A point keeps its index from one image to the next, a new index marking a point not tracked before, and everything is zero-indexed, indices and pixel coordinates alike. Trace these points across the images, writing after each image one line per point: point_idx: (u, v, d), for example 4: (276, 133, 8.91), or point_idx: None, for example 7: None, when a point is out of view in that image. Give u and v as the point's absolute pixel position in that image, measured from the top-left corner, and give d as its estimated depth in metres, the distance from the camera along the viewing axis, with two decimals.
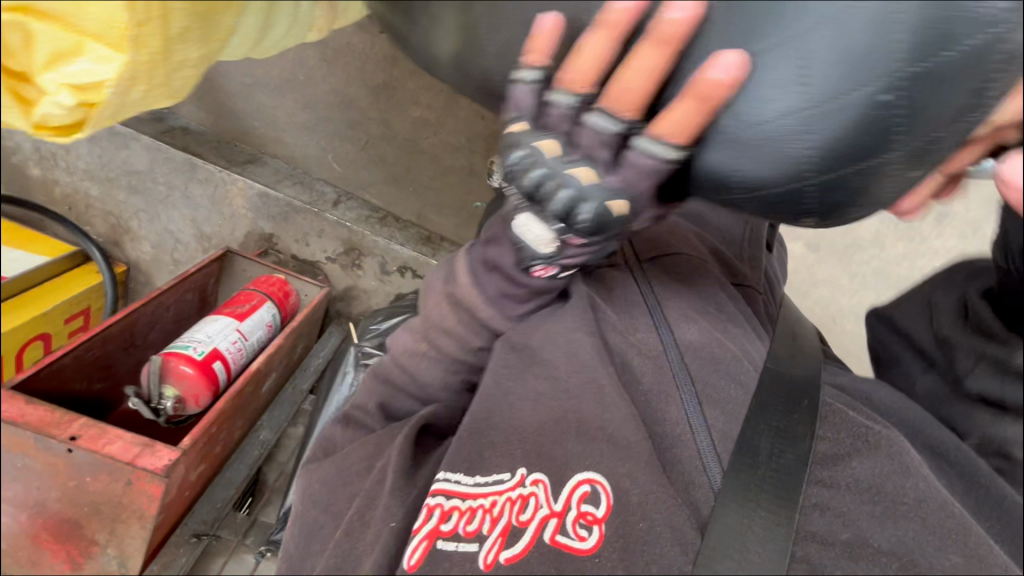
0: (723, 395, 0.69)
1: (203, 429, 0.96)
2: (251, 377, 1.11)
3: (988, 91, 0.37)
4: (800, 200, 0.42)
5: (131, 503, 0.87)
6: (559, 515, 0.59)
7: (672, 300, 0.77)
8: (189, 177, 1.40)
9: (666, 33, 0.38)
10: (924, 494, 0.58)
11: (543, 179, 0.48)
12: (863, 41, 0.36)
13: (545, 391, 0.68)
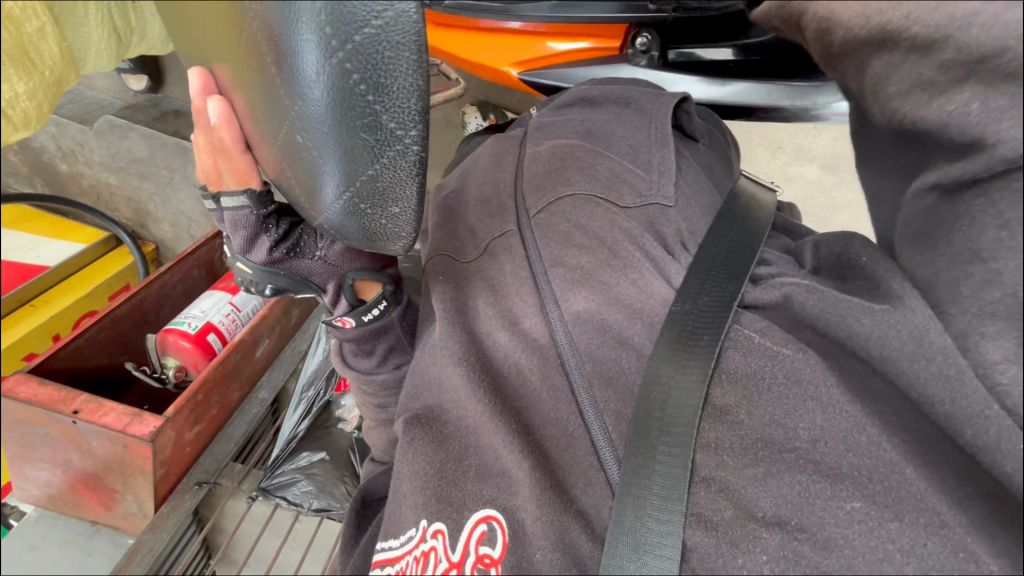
0: (607, 366, 0.42)
1: (189, 399, 1.08)
2: (238, 347, 1.21)
3: (386, 121, 0.30)
4: (341, 235, 0.40)
5: (131, 461, 1.01)
6: (459, 566, 0.39)
7: (562, 256, 0.49)
8: (184, 159, 1.48)
9: (196, 113, 0.43)
10: (822, 430, 0.33)
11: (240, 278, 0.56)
12: (270, 84, 0.33)
13: (428, 401, 0.48)
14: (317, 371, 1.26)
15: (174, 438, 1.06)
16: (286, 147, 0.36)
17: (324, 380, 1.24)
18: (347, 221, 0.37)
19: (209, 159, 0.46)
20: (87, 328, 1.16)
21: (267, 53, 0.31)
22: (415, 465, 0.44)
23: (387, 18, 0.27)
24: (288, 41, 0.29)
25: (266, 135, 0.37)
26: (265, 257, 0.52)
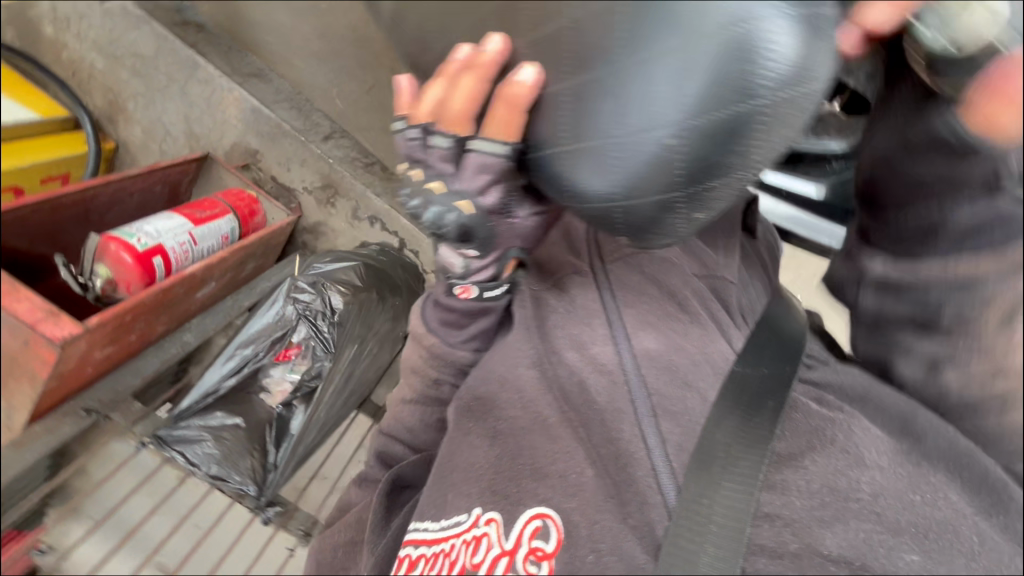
0: (673, 401, 0.47)
1: (115, 314, 0.97)
2: (185, 281, 1.13)
3: (746, 152, 0.37)
4: (608, 224, 0.41)
5: (22, 363, 0.88)
6: (511, 553, 0.44)
7: (634, 299, 0.54)
8: (190, 75, 1.43)
9: (478, 61, 0.40)
10: (882, 487, 0.43)
11: (413, 204, 0.47)
12: (650, 82, 0.35)
13: (487, 396, 0.52)
14: (261, 332, 1.12)
15: (84, 352, 0.93)
16: (616, 135, 0.36)
17: (268, 343, 1.11)
18: (645, 213, 0.39)
19: (472, 103, 0.42)
20: (23, 203, 1.02)
21: (688, 66, 0.34)
22: (470, 458, 0.49)
23: (795, 93, 0.36)
24: (708, 67, 0.34)
25: (583, 114, 0.37)
26: (498, 201, 0.46)
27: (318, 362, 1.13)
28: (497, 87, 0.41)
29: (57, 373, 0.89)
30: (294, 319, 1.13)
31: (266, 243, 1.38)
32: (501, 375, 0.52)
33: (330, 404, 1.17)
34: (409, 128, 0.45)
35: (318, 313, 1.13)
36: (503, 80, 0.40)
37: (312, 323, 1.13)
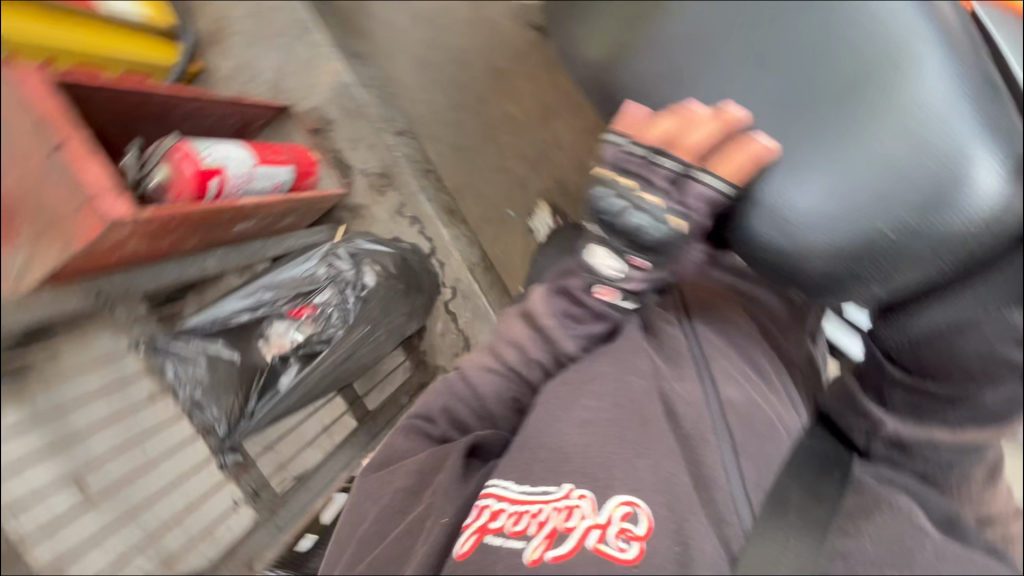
0: (755, 447, 0.60)
1: (165, 215, 0.97)
2: (232, 209, 1.14)
3: (944, 247, 0.56)
4: (814, 270, 0.61)
5: (65, 226, 0.86)
6: (602, 526, 0.53)
7: (721, 363, 0.68)
8: (300, 36, 1.55)
9: (727, 116, 0.63)
10: (942, 552, 0.49)
11: (620, 203, 0.67)
12: (876, 184, 0.58)
13: (598, 402, 0.62)
14: (286, 282, 1.14)
15: (123, 238, 0.92)
16: (844, 208, 0.59)
17: (291, 294, 1.12)
18: (848, 266, 0.59)
19: (709, 141, 0.63)
20: (123, 87, 1.03)
21: (902, 180, 0.57)
22: (565, 433, 0.61)
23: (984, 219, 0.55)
24: (918, 184, 0.57)
25: (825, 191, 0.60)
26: (704, 220, 0.66)
27: (330, 328, 1.10)
28: (732, 139, 0.63)
29: (91, 248, 0.87)
30: (323, 281, 1.15)
31: (311, 206, 1.41)
32: (613, 386, 0.64)
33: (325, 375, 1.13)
34: (636, 145, 0.67)
35: (346, 284, 1.14)
36: (740, 137, 0.63)
37: (338, 290, 1.13)
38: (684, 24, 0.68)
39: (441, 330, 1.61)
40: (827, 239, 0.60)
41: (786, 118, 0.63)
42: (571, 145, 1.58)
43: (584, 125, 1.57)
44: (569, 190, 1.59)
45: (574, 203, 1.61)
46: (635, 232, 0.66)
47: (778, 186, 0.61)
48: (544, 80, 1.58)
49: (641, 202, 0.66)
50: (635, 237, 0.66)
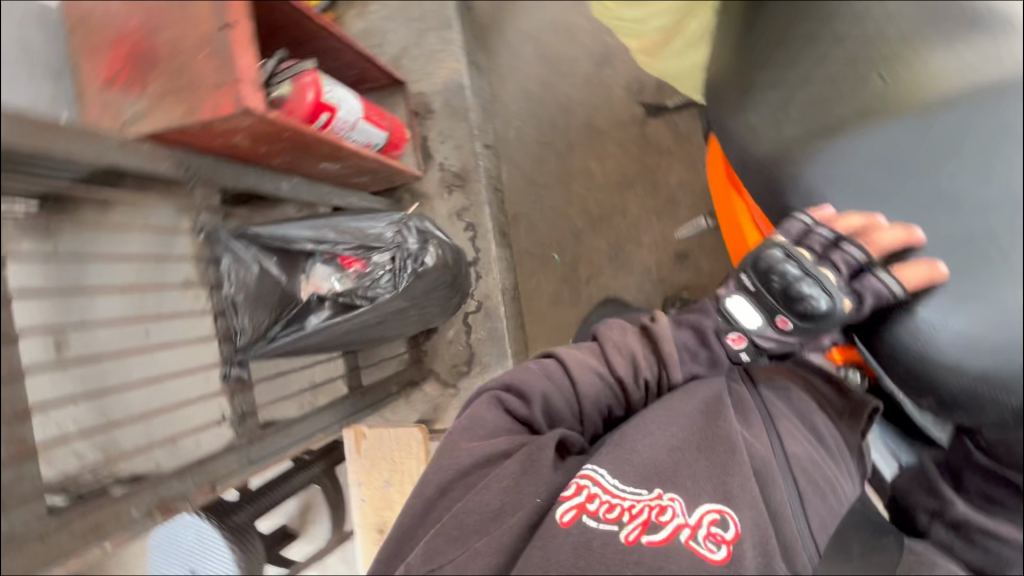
0: (818, 501, 0.65)
1: (283, 126, 0.97)
2: (333, 149, 1.15)
3: None
4: (954, 384, 0.75)
5: (198, 95, 0.86)
6: (692, 526, 0.59)
7: (783, 421, 0.73)
8: (436, 28, 1.64)
9: (911, 235, 0.79)
10: None
11: (794, 270, 0.77)
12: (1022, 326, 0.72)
13: (680, 427, 0.68)
14: (350, 231, 1.14)
15: (239, 128, 0.92)
16: (993, 337, 0.73)
17: (351, 243, 1.12)
18: (988, 386, 0.72)
19: (890, 248, 0.79)
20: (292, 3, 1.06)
21: None
22: (650, 443, 0.66)
23: None
24: None
25: (976, 320, 0.74)
26: (868, 305, 0.80)
27: (377, 290, 1.10)
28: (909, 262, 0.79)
29: (210, 123, 0.87)
30: (387, 244, 1.14)
31: (388, 176, 1.44)
32: (696, 414, 0.70)
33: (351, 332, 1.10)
34: (825, 232, 0.81)
35: (408, 258, 1.13)
36: (914, 258, 0.79)
37: (396, 259, 1.13)
38: (851, 157, 0.84)
39: (451, 337, 1.64)
40: (970, 359, 0.74)
41: (957, 258, 0.77)
42: (634, 219, 1.68)
43: (654, 206, 1.66)
44: (615, 257, 1.69)
45: (615, 269, 1.69)
46: (799, 298, 0.76)
47: (931, 312, 0.77)
48: (632, 153, 1.68)
49: (819, 277, 0.77)
50: (799, 302, 0.76)
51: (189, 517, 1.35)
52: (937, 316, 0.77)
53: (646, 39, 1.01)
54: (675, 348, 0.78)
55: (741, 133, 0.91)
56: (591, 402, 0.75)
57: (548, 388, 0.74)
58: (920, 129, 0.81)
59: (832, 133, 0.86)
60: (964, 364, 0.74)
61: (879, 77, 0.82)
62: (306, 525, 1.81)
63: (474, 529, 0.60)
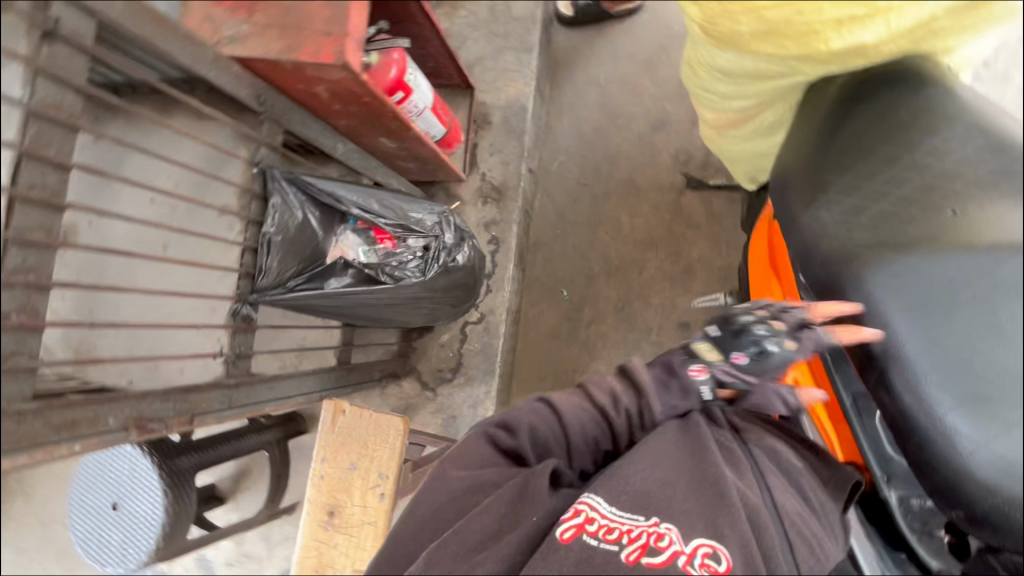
0: (813, 553, 0.63)
1: (368, 91, 0.98)
2: (399, 128, 1.16)
3: None
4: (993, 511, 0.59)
5: (302, 35, 0.87)
6: (688, 555, 0.59)
7: (774, 464, 0.71)
8: (518, 49, 1.67)
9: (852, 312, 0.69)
10: None
11: (765, 328, 0.78)
12: None
13: (664, 468, 0.67)
14: (395, 207, 1.12)
15: (329, 78, 0.92)
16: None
17: (392, 219, 1.09)
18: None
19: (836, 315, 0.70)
20: None
21: None
22: (649, 479, 0.66)
23: None
24: None
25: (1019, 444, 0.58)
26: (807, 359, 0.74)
27: (404, 272, 1.08)
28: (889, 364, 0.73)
29: (305, 66, 0.87)
30: (426, 229, 1.12)
31: (434, 170, 1.46)
32: (681, 454, 0.70)
33: (364, 305, 1.08)
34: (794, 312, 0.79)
35: (441, 250, 1.11)
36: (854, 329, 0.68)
37: (431, 247, 1.11)
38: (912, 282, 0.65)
39: (445, 341, 1.63)
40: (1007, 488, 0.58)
41: (992, 369, 0.59)
42: (648, 278, 1.72)
43: (671, 273, 1.71)
44: (621, 309, 1.72)
45: (618, 321, 1.72)
46: (761, 346, 0.77)
47: (963, 410, 0.60)
48: (663, 217, 1.73)
49: (775, 328, 0.78)
50: (760, 345, 0.78)
51: (126, 448, 1.24)
52: (968, 433, 0.60)
53: (725, 116, 1.07)
54: (654, 394, 0.76)
55: (807, 226, 0.76)
56: (577, 432, 0.75)
57: (532, 416, 0.76)
58: (986, 268, 0.62)
59: (887, 220, 0.70)
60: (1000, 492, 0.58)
61: (956, 211, 0.66)
62: (239, 490, 1.73)
63: (473, 546, 0.61)
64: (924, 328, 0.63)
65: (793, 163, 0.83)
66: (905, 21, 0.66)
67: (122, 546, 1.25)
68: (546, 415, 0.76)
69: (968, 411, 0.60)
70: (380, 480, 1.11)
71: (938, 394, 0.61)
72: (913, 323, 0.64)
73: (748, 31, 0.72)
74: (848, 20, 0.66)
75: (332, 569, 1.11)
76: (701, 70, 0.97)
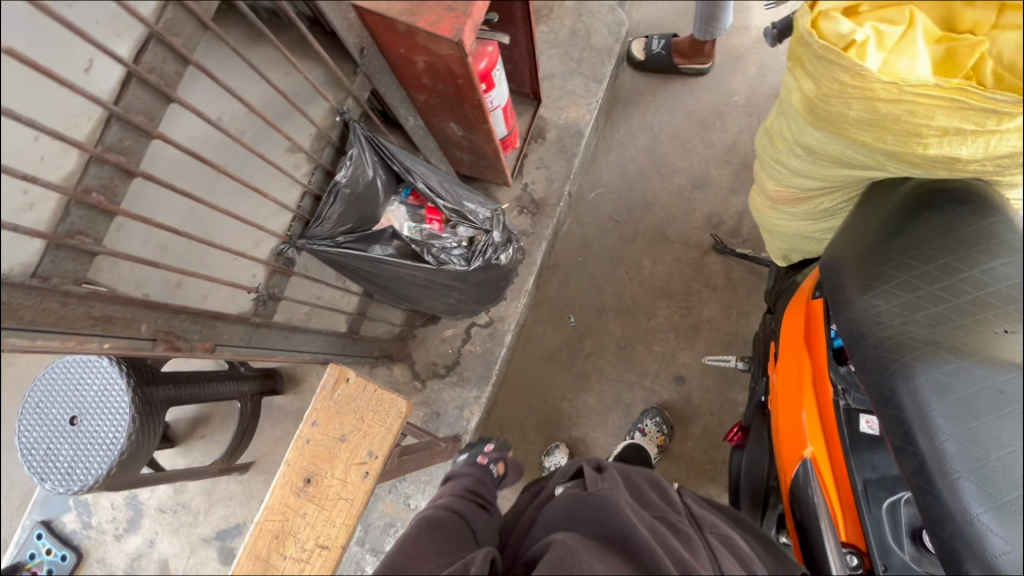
0: None
1: (465, 75, 0.98)
2: (476, 120, 1.17)
3: None
4: None
5: (425, 3, 0.87)
6: None
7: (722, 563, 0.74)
8: (587, 75, 1.71)
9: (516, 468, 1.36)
10: None
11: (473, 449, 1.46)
12: None
13: (606, 551, 0.71)
14: (456, 193, 1.10)
15: (435, 52, 0.92)
16: None
17: (449, 202, 1.07)
18: None
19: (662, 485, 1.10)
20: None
21: None
22: (596, 565, 0.66)
23: None
24: None
25: None
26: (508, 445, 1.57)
27: (448, 257, 1.06)
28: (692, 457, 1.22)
29: (419, 33, 0.87)
30: (479, 221, 1.09)
31: (486, 168, 1.47)
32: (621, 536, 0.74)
33: (400, 276, 1.06)
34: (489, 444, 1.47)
35: (488, 246, 1.08)
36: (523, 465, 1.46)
37: (479, 241, 1.08)
38: (956, 376, 0.68)
39: (446, 337, 1.61)
40: None
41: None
42: (655, 325, 1.74)
43: (678, 326, 1.73)
44: (622, 349, 1.74)
45: (617, 359, 1.73)
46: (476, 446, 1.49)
47: (994, 514, 0.63)
48: (683, 271, 1.76)
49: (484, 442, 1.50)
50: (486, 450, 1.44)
51: (104, 364, 1.16)
52: (995, 536, 0.62)
53: (785, 190, 1.12)
54: (473, 469, 1.17)
55: (859, 312, 0.78)
56: (463, 525, 0.95)
57: (423, 520, 0.92)
58: None
59: (950, 326, 0.72)
60: None
61: (1005, 331, 0.69)
62: (192, 436, 1.65)
63: None
64: (966, 433, 0.66)
65: (852, 248, 0.86)
66: (1002, 147, 0.69)
67: (70, 466, 1.16)
68: (439, 523, 0.91)
69: (995, 517, 0.63)
70: (367, 459, 1.07)
71: (964, 495, 0.65)
72: (954, 426, 0.66)
73: (855, 115, 0.75)
74: (953, 132, 0.69)
75: (291, 539, 1.05)
76: (782, 144, 1.02)
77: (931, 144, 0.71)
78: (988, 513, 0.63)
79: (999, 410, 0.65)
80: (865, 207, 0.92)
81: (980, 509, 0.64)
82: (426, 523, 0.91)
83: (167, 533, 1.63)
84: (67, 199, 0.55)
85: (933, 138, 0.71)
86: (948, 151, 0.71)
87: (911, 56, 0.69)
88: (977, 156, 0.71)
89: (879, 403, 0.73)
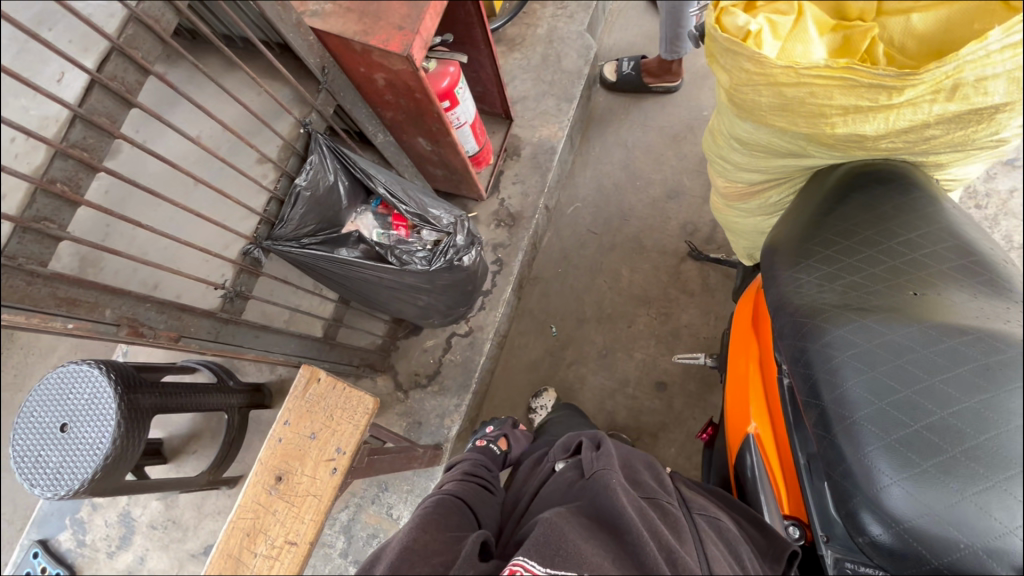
0: None
1: (420, 90, 1.06)
2: (440, 135, 1.25)
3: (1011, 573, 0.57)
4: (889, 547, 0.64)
5: (377, 25, 0.96)
6: None
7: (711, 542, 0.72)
8: (559, 95, 1.80)
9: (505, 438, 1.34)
10: None
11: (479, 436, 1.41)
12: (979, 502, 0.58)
13: (591, 528, 0.70)
14: (420, 200, 1.16)
15: (390, 68, 1.01)
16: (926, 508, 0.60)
17: (412, 207, 1.13)
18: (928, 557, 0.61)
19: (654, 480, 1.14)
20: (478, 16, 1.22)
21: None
22: (580, 544, 0.65)
23: None
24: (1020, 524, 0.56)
25: (920, 492, 0.60)
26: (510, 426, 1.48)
27: (411, 258, 1.10)
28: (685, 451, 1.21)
29: (372, 50, 0.96)
30: (443, 225, 1.15)
31: (461, 183, 1.55)
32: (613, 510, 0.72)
33: (368, 279, 1.12)
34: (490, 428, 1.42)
35: (450, 247, 1.11)
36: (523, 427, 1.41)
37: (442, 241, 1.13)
38: (859, 330, 0.70)
39: (428, 347, 1.65)
40: (911, 524, 0.61)
41: (910, 419, 0.63)
42: (636, 332, 1.76)
43: (658, 332, 1.75)
44: (603, 355, 1.76)
45: (598, 367, 1.75)
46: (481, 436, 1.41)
47: (882, 451, 0.63)
48: (660, 278, 1.80)
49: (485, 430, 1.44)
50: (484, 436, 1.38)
51: (94, 372, 1.22)
52: (875, 472, 0.63)
53: (735, 185, 1.17)
54: (474, 454, 1.19)
55: (785, 285, 0.82)
56: (468, 502, 0.96)
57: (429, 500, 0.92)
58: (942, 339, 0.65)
59: (866, 291, 0.74)
60: (901, 525, 0.62)
61: (918, 293, 0.70)
62: (184, 451, 1.69)
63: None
64: (868, 380, 0.67)
65: (787, 229, 0.90)
66: (901, 121, 0.73)
67: (58, 470, 1.20)
68: (451, 501, 0.93)
69: (877, 453, 0.64)
70: (336, 455, 1.11)
71: (853, 434, 0.66)
72: (856, 374, 0.68)
73: (766, 102, 0.80)
74: (853, 110, 0.74)
75: (263, 536, 1.07)
76: (722, 140, 1.08)
77: (835, 124, 0.76)
78: (873, 451, 0.64)
79: (897, 358, 0.66)
80: (803, 193, 0.95)
81: (869, 447, 0.64)
82: (441, 501, 0.92)
83: (157, 549, 1.66)
84: (35, 188, 0.63)
85: (835, 118, 0.76)
86: (849, 131, 0.76)
87: (803, 43, 0.76)
88: (872, 127, 0.75)
89: (791, 362, 0.76)
